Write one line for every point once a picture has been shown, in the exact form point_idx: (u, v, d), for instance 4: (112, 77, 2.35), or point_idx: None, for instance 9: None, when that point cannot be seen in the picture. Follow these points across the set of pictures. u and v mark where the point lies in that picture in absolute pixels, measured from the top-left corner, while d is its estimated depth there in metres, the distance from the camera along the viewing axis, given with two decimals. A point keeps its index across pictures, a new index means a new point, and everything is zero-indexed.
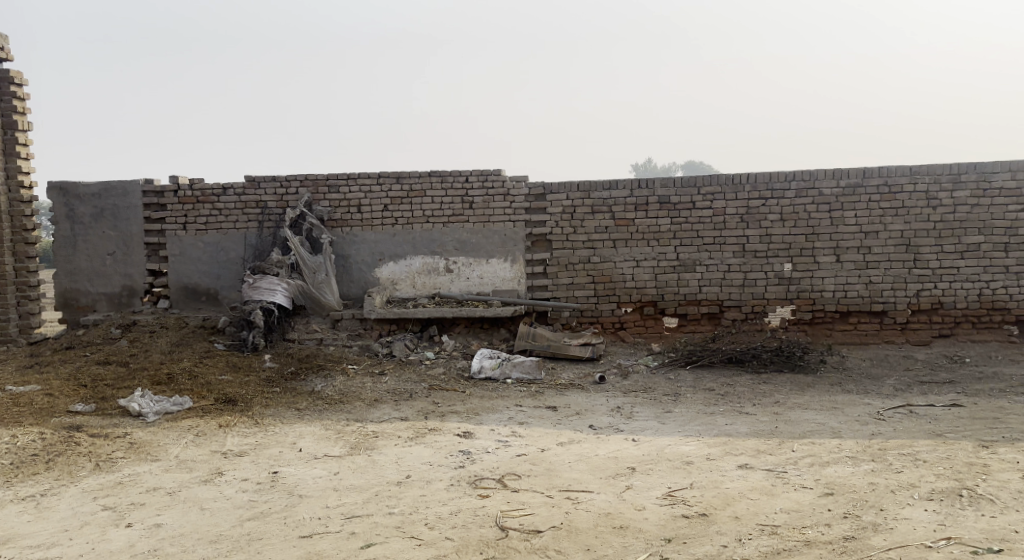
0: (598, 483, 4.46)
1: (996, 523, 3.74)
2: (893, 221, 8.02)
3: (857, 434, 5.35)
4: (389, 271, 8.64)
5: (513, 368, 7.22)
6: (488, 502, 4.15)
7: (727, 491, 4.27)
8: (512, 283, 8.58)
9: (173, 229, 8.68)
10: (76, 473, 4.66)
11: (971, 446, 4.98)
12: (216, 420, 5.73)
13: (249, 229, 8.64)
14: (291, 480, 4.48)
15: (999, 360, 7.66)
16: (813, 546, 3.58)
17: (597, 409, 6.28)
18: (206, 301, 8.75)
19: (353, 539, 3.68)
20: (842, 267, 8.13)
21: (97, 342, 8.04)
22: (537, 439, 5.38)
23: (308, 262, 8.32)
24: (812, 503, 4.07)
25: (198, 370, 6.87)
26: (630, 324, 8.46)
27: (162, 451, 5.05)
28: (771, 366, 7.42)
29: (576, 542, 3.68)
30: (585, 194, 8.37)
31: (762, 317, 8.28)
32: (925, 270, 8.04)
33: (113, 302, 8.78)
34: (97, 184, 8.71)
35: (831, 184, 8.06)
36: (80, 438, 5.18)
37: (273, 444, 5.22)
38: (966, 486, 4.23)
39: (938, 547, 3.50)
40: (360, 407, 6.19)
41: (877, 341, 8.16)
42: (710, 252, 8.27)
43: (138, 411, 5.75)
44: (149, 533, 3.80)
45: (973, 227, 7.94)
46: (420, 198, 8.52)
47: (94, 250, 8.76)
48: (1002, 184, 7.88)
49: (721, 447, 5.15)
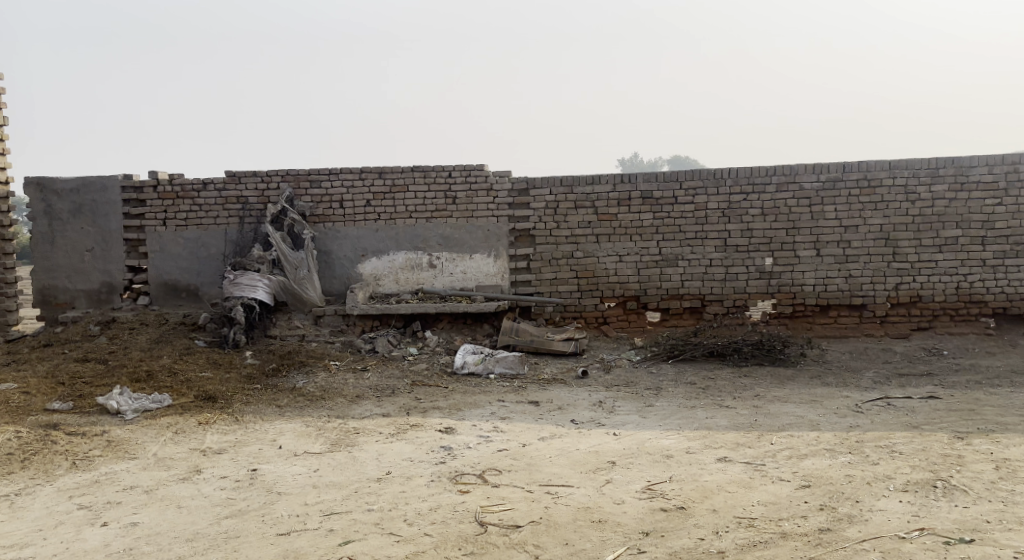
0: (578, 477, 4.47)
1: (968, 513, 3.78)
2: (873, 215, 8.08)
3: (835, 427, 5.40)
4: (372, 267, 8.61)
5: (496, 363, 7.22)
6: (468, 497, 4.16)
7: (706, 485, 4.29)
8: (495, 278, 8.57)
9: (152, 225, 8.61)
10: (52, 472, 4.62)
11: (947, 437, 5.04)
12: (196, 417, 5.70)
13: (230, 225, 8.58)
14: (270, 478, 4.46)
15: (976, 352, 7.75)
16: (789, 538, 3.60)
17: (579, 403, 6.29)
18: (187, 297, 8.69)
19: (331, 536, 3.67)
20: (822, 260, 8.19)
21: (76, 339, 7.96)
22: (519, 434, 5.39)
23: (290, 258, 8.27)
24: (789, 496, 4.11)
25: (178, 367, 6.83)
26: (613, 319, 8.48)
27: (140, 449, 5.01)
28: (751, 360, 7.45)
29: (555, 536, 3.69)
30: (568, 189, 8.37)
31: (743, 311, 8.33)
32: (904, 264, 8.12)
33: (92, 299, 8.70)
34: (75, 179, 8.62)
35: (811, 179, 8.11)
36: (56, 437, 5.13)
37: (253, 441, 5.19)
38: (940, 477, 4.28)
39: (911, 538, 3.54)
40: (342, 404, 6.17)
41: (857, 334, 8.23)
42: (692, 246, 8.30)
43: (117, 408, 5.71)
44: (125, 532, 3.77)
45: (951, 221, 8.01)
46: (403, 193, 8.49)
47: (72, 246, 8.67)
48: (980, 178, 7.95)
49: (701, 440, 5.18)
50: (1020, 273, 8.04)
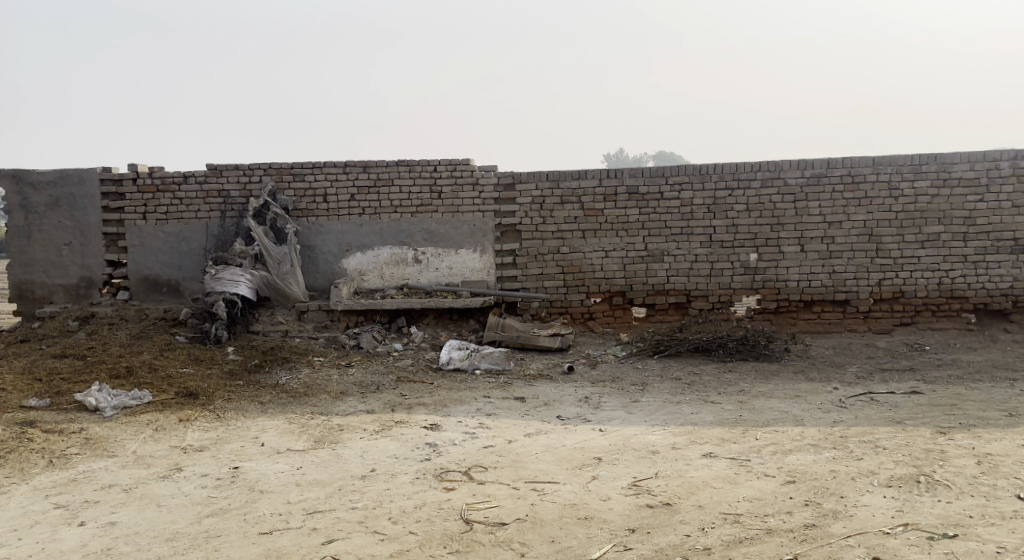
0: (564, 474, 4.45)
1: (952, 508, 3.80)
2: (856, 211, 8.11)
3: (820, 422, 5.42)
4: (356, 262, 8.54)
5: (482, 359, 7.18)
6: (453, 495, 4.12)
7: (692, 480, 4.29)
8: (481, 274, 8.53)
9: (132, 219, 8.49)
10: (27, 470, 4.53)
11: (930, 432, 5.06)
12: (177, 414, 5.62)
13: (211, 219, 8.47)
14: (252, 476, 4.40)
15: (957, 347, 7.81)
16: (774, 533, 3.60)
17: (565, 399, 6.27)
18: (168, 292, 8.58)
19: (314, 536, 3.63)
20: (806, 256, 8.22)
21: (54, 335, 7.84)
22: (504, 430, 5.36)
23: (273, 252, 8.19)
24: (775, 491, 4.11)
25: (159, 363, 6.74)
26: (599, 314, 8.47)
27: (119, 447, 4.94)
28: (736, 356, 7.45)
29: (541, 534, 3.67)
30: (554, 183, 8.34)
31: (728, 306, 8.35)
32: (887, 260, 8.16)
33: (71, 294, 8.57)
34: (52, 172, 8.48)
35: (796, 175, 8.13)
36: (33, 435, 5.03)
37: (234, 438, 5.13)
38: (923, 472, 4.30)
39: (895, 534, 3.55)
40: (326, 400, 6.11)
41: (840, 329, 8.27)
42: (677, 242, 8.30)
43: (95, 406, 5.63)
44: (103, 531, 3.71)
45: (934, 217, 8.06)
46: (388, 187, 8.42)
47: (49, 240, 8.53)
48: (962, 174, 8.00)
49: (687, 436, 5.18)
50: (1000, 269, 8.10)
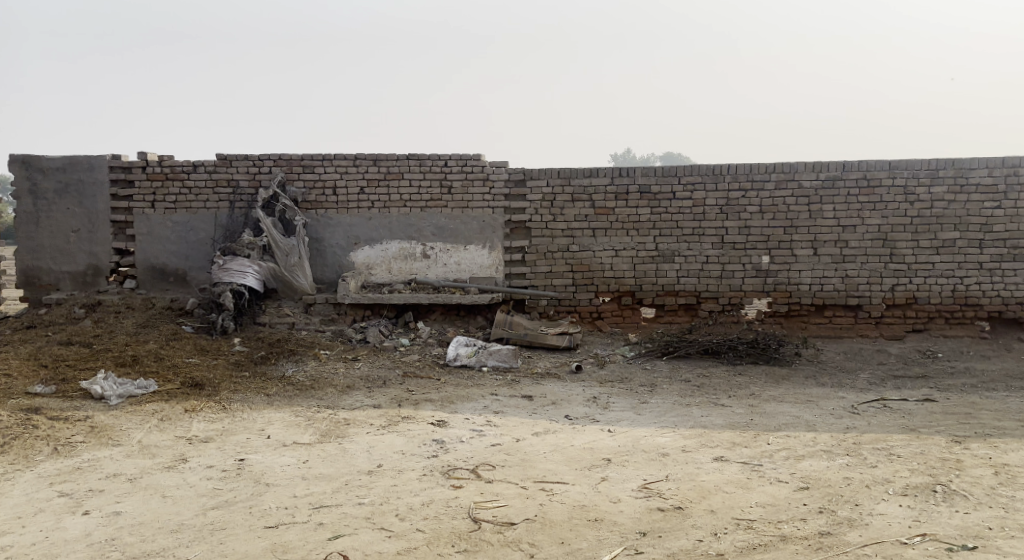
0: (573, 475, 4.39)
1: (970, 520, 3.73)
2: (871, 215, 8.02)
3: (832, 427, 5.34)
4: (364, 256, 8.48)
5: (489, 357, 7.12)
6: (461, 493, 4.06)
7: (703, 484, 4.22)
8: (490, 270, 8.47)
9: (141, 207, 8.45)
10: (32, 457, 4.49)
11: (945, 441, 4.98)
12: (182, 404, 5.57)
13: (220, 209, 8.42)
14: (258, 468, 4.35)
15: (970, 355, 7.74)
16: (789, 541, 3.54)
17: (573, 398, 6.21)
18: (175, 282, 8.55)
19: (320, 531, 3.57)
20: (819, 260, 8.14)
21: (59, 322, 7.81)
22: (512, 429, 5.29)
23: (281, 244, 8.12)
24: (787, 497, 4.04)
25: (165, 353, 6.70)
26: (608, 313, 8.41)
27: (124, 436, 4.89)
28: (746, 359, 7.37)
29: (551, 535, 3.61)
30: (566, 181, 8.27)
31: (739, 309, 8.28)
32: (901, 265, 8.08)
33: (78, 281, 8.54)
34: (61, 158, 8.43)
35: (810, 177, 8.04)
36: (38, 422, 4.98)
37: (240, 430, 5.08)
38: (940, 482, 4.23)
39: (913, 544, 3.48)
40: (332, 394, 6.06)
41: (852, 334, 8.21)
42: (689, 242, 8.22)
43: (101, 394, 5.58)
44: (106, 521, 3.66)
45: (949, 223, 7.97)
46: (398, 181, 8.35)
47: (57, 226, 8.49)
48: (980, 180, 7.91)
49: (697, 439, 5.11)
50: (1016, 277, 8.01)
